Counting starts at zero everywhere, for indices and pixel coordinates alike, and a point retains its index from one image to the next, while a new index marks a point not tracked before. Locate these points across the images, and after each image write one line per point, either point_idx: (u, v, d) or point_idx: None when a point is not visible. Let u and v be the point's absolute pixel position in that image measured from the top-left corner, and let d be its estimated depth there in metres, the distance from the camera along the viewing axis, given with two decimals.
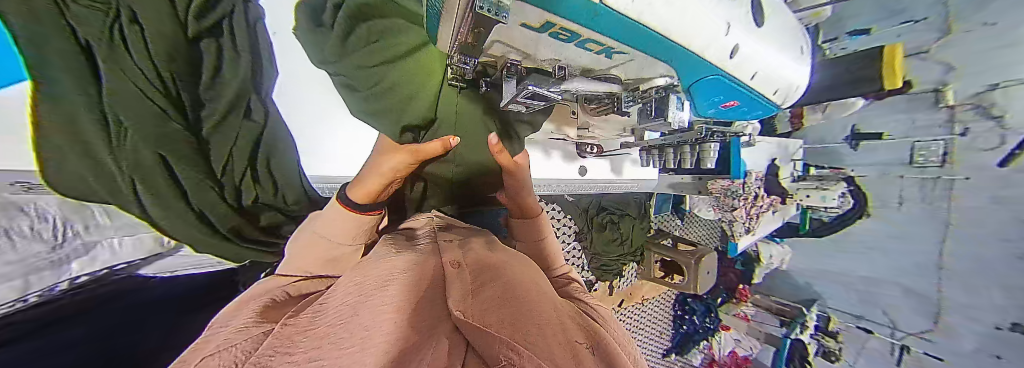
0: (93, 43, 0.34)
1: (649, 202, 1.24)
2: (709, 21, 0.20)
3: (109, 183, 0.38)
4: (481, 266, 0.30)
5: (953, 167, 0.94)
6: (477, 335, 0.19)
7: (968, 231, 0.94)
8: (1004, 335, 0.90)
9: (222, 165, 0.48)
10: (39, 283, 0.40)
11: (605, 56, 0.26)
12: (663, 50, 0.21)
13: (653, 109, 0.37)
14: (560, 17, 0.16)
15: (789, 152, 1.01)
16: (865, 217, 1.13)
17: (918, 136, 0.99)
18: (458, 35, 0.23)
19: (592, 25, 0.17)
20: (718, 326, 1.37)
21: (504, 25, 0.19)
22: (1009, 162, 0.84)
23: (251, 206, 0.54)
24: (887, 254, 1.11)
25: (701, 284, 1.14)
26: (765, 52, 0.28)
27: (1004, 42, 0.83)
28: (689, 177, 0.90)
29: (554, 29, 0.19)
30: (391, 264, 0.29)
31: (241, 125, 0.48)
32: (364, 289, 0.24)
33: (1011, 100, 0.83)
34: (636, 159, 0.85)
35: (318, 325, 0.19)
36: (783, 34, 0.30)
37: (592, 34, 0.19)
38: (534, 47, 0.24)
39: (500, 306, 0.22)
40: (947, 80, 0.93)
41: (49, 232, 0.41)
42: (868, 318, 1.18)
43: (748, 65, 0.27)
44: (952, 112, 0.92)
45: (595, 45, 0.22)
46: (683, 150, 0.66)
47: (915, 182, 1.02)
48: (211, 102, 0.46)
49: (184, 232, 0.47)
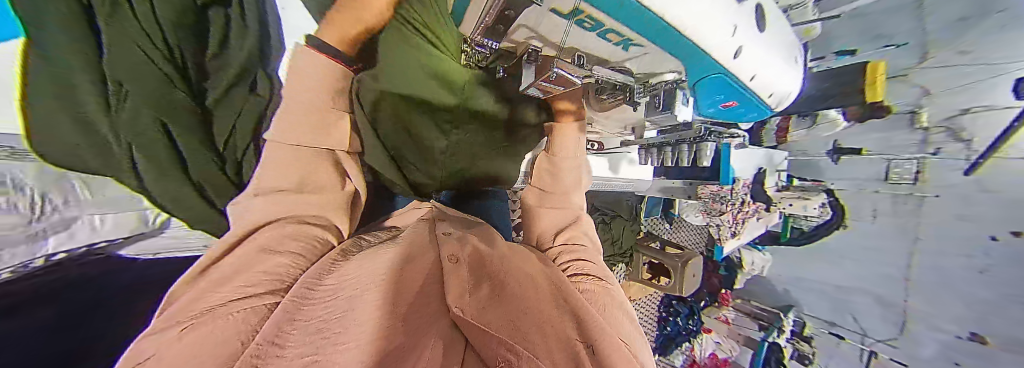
0: (93, 2, 0.39)
1: (640, 205, 1.26)
2: (719, 21, 0.21)
3: (99, 149, 0.44)
4: (477, 263, 0.30)
5: (923, 184, 1.01)
6: (476, 332, 0.20)
7: (934, 246, 1.01)
8: (962, 343, 0.99)
9: (224, 141, 0.53)
10: (15, 257, 0.45)
11: (621, 48, 0.27)
12: (672, 44, 0.22)
13: (661, 102, 0.37)
14: (590, 6, 0.17)
15: (774, 162, 1.06)
16: (841, 229, 1.19)
17: (893, 154, 1.05)
18: (484, 18, 0.24)
19: (618, 16, 0.18)
20: (701, 328, 1.42)
21: (535, 8, 0.19)
22: (974, 171, 0.90)
23: (251, 183, 0.58)
24: (860, 263, 1.17)
25: (686, 285, 1.17)
26: (766, 59, 0.30)
27: (972, 70, 0.89)
28: (680, 181, 0.90)
29: (581, 17, 0.20)
30: (390, 257, 0.30)
31: (244, 100, 0.55)
32: (361, 283, 0.24)
33: (976, 126, 0.89)
34: (634, 159, 0.87)
35: (318, 317, 0.20)
36: (779, 39, 0.32)
37: (615, 24, 0.20)
38: (556, 34, 0.24)
39: (497, 307, 0.23)
40: (921, 103, 0.98)
41: (24, 204, 0.47)
42: (840, 324, 1.25)
43: (749, 68, 0.28)
44: (925, 134, 0.98)
45: (614, 36, 0.23)
46: (681, 150, 0.72)
47: (888, 196, 1.08)
48: (215, 75, 0.51)
49: (173, 197, 0.50)
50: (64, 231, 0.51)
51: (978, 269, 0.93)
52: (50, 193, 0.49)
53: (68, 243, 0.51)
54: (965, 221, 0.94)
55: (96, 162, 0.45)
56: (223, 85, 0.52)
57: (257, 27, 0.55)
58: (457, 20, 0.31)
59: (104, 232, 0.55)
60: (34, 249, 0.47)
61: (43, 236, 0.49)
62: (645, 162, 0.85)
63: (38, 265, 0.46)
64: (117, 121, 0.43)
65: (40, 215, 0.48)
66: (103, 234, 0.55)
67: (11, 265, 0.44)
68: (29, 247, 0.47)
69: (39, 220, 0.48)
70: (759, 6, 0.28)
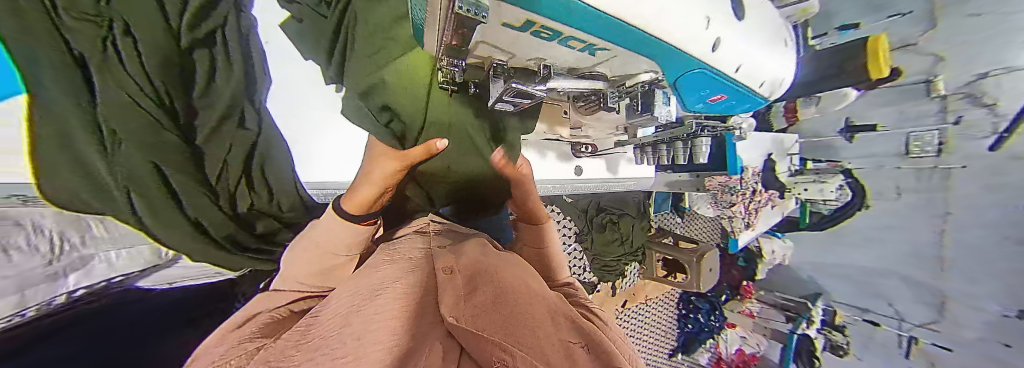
0: (84, 53, 0.35)
1: (648, 201, 1.24)
2: (688, 15, 0.20)
3: (103, 202, 0.40)
4: (472, 271, 0.30)
5: (947, 156, 0.95)
6: (472, 340, 0.19)
7: (965, 220, 0.94)
8: (1009, 322, 0.90)
9: (216, 176, 0.50)
10: (35, 297, 0.39)
11: (588, 54, 0.27)
12: (642, 45, 0.21)
13: (640, 105, 0.39)
14: (541, 16, 0.17)
15: (784, 147, 1.02)
16: (863, 210, 1.14)
17: (911, 127, 1.00)
18: (443, 38, 0.24)
19: (570, 22, 0.17)
20: (724, 324, 1.36)
21: (486, 25, 0.20)
22: (1000, 146, 0.85)
23: (247, 213, 0.56)
24: (888, 244, 1.11)
25: (704, 281, 1.13)
26: (751, 47, 0.29)
27: (996, 29, 0.83)
28: (686, 174, 0.90)
29: (536, 28, 0.19)
30: (387, 273, 0.29)
31: (235, 133, 0.51)
32: (357, 301, 0.24)
33: (999, 89, 0.84)
34: (631, 158, 0.85)
35: (312, 337, 0.20)
36: (765, 26, 0.30)
37: (573, 31, 0.20)
38: (517, 46, 0.24)
39: (492, 310, 0.22)
40: (936, 71, 0.93)
41: (46, 245, 0.40)
42: (875, 310, 1.17)
43: (732, 58, 0.27)
44: (943, 102, 0.93)
45: (577, 43, 0.23)
46: (675, 147, 0.65)
47: (911, 172, 1.02)
48: (205, 110, 0.49)
49: (176, 239, 0.47)
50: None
51: (1017, 241, 0.85)
52: (66, 231, 0.43)
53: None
54: (996, 191, 0.87)
55: (100, 205, 0.39)
56: (214, 117, 0.49)
57: (240, 55, 0.51)
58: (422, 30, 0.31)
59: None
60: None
61: (62, 274, 0.43)
62: (642, 160, 0.81)
63: (60, 305, 0.47)
64: (117, 166, 0.39)
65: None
66: (118, 268, 0.49)
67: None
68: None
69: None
70: None
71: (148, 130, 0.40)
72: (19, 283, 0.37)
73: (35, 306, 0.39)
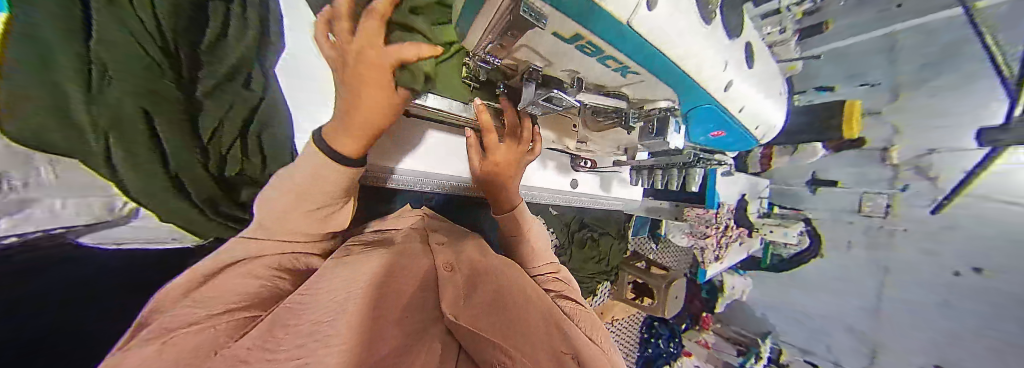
0: None
1: (628, 223, 1.28)
2: (712, 56, 0.24)
3: (78, 148, 0.27)
4: (470, 270, 0.31)
5: (894, 218, 1.06)
6: (472, 338, 0.21)
7: (900, 278, 1.06)
8: None
9: (210, 132, 0.39)
10: None
11: (620, 75, 0.29)
12: (668, 73, 0.24)
13: (654, 128, 0.42)
14: (590, 32, 0.19)
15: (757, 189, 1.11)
16: (818, 257, 1.24)
17: (866, 188, 1.10)
18: (490, 36, 0.26)
19: (617, 43, 0.20)
20: (681, 351, 1.38)
21: (537, 33, 0.21)
22: (940, 209, 0.98)
23: (233, 179, 0.44)
24: (835, 292, 1.21)
25: (669, 307, 1.18)
26: (753, 94, 0.32)
27: (946, 115, 0.94)
28: (667, 203, 0.94)
29: (582, 43, 0.21)
30: (384, 259, 0.29)
31: (237, 94, 0.41)
32: (361, 285, 0.24)
33: (940, 163, 0.97)
34: (625, 178, 0.88)
35: (308, 320, 0.20)
36: (767, 77, 0.34)
37: (614, 52, 0.22)
38: (559, 58, 0.26)
39: (491, 312, 0.24)
40: (893, 140, 1.04)
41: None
42: (814, 352, 1.28)
43: (739, 101, 0.31)
44: (896, 170, 1.05)
45: (614, 63, 0.25)
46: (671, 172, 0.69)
47: (862, 228, 1.13)
48: (209, 66, 0.38)
49: (166, 206, 0.37)
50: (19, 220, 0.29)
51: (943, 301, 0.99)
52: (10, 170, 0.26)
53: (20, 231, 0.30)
54: (930, 256, 1.00)
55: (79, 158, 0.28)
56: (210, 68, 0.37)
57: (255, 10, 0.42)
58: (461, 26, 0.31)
59: (61, 219, 0.33)
60: None
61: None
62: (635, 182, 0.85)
63: None
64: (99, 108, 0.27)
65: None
66: (56, 223, 0.33)
67: None
68: None
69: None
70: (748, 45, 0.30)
71: (148, 72, 0.30)
72: None
73: None
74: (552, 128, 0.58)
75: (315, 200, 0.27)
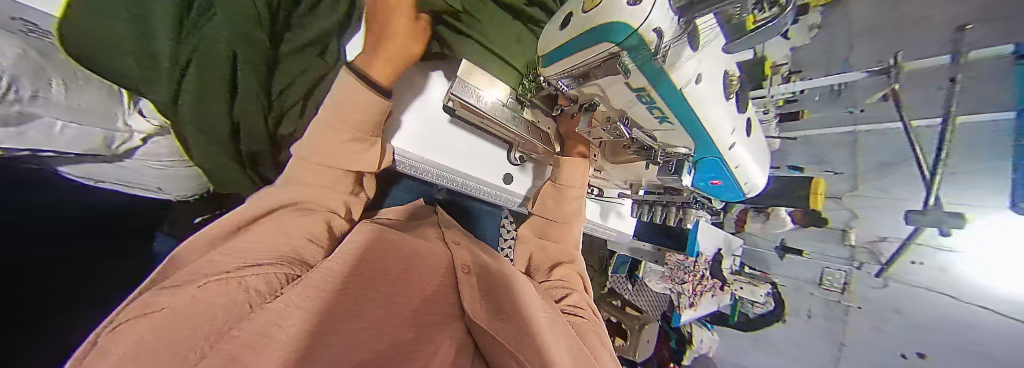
0: None
1: (609, 261, 1.31)
2: (717, 116, 0.37)
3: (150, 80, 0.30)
4: (482, 273, 0.39)
5: (851, 295, 1.09)
6: (486, 335, 0.29)
7: (853, 355, 1.13)
8: None
9: (281, 88, 0.42)
10: None
11: (658, 122, 0.39)
12: (693, 119, 0.36)
13: (674, 167, 0.50)
14: (654, 89, 0.31)
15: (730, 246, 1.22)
16: (780, 322, 1.28)
17: (827, 262, 1.11)
18: (575, 74, 0.36)
19: (668, 95, 0.32)
20: None
21: (615, 81, 0.34)
22: (884, 273, 1.00)
23: (288, 136, 0.48)
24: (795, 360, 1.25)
25: (640, 351, 1.18)
26: (745, 154, 0.45)
27: None
28: (650, 246, 1.06)
29: (643, 94, 0.33)
30: (422, 251, 0.37)
31: (313, 61, 0.43)
32: (385, 281, 0.29)
33: None
34: (621, 213, 0.93)
35: (368, 303, 0.25)
36: (755, 145, 0.47)
37: (661, 103, 0.34)
38: (618, 100, 0.38)
39: (500, 314, 0.32)
40: None
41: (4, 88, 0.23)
42: None
43: (734, 158, 0.44)
44: None
45: (658, 112, 0.36)
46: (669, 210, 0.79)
47: (822, 300, 1.17)
48: (299, 29, 0.40)
49: (205, 147, 0.39)
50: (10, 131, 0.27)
51: None
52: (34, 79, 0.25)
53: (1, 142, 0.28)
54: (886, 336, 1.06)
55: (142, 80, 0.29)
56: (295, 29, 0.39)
57: None
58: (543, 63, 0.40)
59: (53, 141, 0.31)
60: None
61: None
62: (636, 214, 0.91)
63: None
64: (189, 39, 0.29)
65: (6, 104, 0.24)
66: (44, 144, 0.31)
67: None
68: None
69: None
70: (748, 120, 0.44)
71: (249, 22, 0.32)
72: None
73: None
74: None
75: (347, 130, 0.37)
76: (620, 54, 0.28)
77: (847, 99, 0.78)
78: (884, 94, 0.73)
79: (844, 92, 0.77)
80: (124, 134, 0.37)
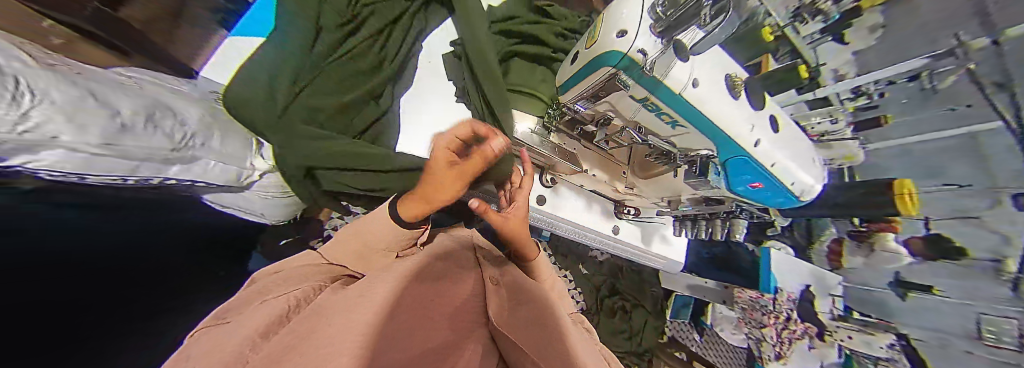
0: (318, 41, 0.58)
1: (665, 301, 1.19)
2: (725, 115, 0.39)
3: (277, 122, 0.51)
4: (509, 288, 0.40)
5: None
6: (506, 343, 0.28)
7: None
8: None
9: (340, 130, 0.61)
10: (142, 170, 0.47)
11: (669, 126, 0.44)
12: (700, 121, 0.39)
13: (697, 169, 0.50)
14: (653, 96, 0.38)
15: (827, 284, 0.97)
16: None
17: (977, 303, 0.69)
18: (589, 91, 0.44)
19: (669, 100, 0.38)
20: None
21: (621, 95, 0.41)
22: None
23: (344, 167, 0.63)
24: None
25: None
26: (779, 152, 0.43)
27: None
28: (714, 283, 1.06)
29: (646, 101, 0.40)
30: (452, 270, 0.40)
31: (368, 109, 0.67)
32: (422, 288, 0.32)
33: None
34: (667, 236, 0.85)
35: (403, 297, 0.29)
36: (791, 143, 0.45)
37: (666, 108, 0.39)
38: (628, 110, 0.45)
39: (523, 325, 0.31)
40: None
41: (175, 136, 0.49)
42: None
43: (767, 156, 0.42)
44: None
45: (665, 117, 0.42)
46: (715, 223, 0.70)
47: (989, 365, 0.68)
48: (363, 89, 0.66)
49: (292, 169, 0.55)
50: (188, 164, 0.53)
51: None
52: (198, 135, 0.54)
53: (182, 173, 0.53)
54: None
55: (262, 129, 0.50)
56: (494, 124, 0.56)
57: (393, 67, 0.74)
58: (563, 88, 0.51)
59: (207, 175, 0.57)
60: (162, 169, 0.50)
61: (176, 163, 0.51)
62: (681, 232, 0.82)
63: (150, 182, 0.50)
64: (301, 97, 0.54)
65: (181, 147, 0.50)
66: (207, 177, 0.57)
67: (139, 177, 0.48)
68: (158, 168, 0.49)
69: (178, 151, 0.50)
70: (773, 116, 0.44)
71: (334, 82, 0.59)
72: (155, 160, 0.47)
73: (147, 178, 0.49)
74: (603, 169, 0.67)
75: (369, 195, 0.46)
76: (617, 71, 0.36)
77: (945, 98, 0.63)
78: (959, 78, 0.60)
79: (940, 91, 0.63)
80: (249, 171, 0.64)
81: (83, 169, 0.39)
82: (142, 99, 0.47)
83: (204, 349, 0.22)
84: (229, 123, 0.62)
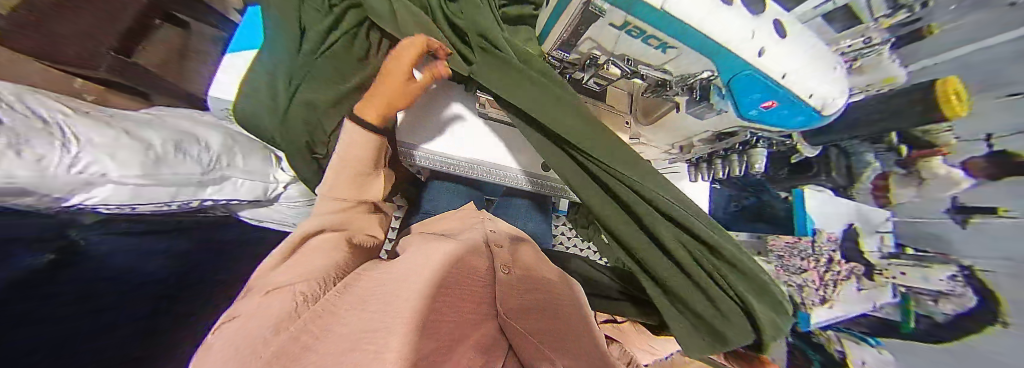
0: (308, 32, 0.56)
1: None
2: (728, 27, 0.37)
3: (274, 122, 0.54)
4: (519, 274, 0.39)
5: None
6: (521, 336, 0.28)
7: None
8: None
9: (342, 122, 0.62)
10: (182, 195, 0.52)
11: (662, 51, 0.44)
12: (688, 37, 0.38)
13: (699, 95, 0.52)
14: (633, 18, 0.37)
15: (873, 223, 0.90)
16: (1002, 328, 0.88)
17: None
18: (570, 28, 0.47)
19: (654, 22, 0.36)
20: None
21: (601, 24, 0.42)
22: None
23: None
24: None
25: None
26: (790, 59, 0.41)
27: None
28: (745, 234, 1.08)
29: (629, 27, 0.40)
30: (461, 259, 0.36)
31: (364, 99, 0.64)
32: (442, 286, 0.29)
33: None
34: (684, 189, 0.83)
35: (419, 294, 0.26)
36: (804, 49, 0.42)
37: (652, 31, 0.39)
38: (613, 45, 0.46)
39: (536, 315, 0.32)
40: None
41: (202, 160, 0.53)
42: None
43: (776, 67, 0.40)
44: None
45: (654, 41, 0.41)
46: (731, 159, 0.67)
47: None
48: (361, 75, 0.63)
49: (302, 170, 0.60)
50: (219, 185, 0.57)
51: None
52: (223, 156, 0.58)
53: (217, 194, 0.58)
54: None
55: (269, 126, 0.55)
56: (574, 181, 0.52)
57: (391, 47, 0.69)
58: (550, 31, 0.55)
59: (239, 193, 0.62)
60: (197, 193, 0.54)
61: (210, 185, 0.56)
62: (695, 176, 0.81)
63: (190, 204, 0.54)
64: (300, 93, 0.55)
65: (210, 168, 0.54)
66: (238, 195, 0.62)
67: (180, 201, 0.53)
68: (195, 191, 0.54)
69: (209, 173, 0.54)
70: (778, 21, 0.40)
71: (327, 75, 0.58)
72: (188, 186, 0.51)
73: (189, 200, 0.54)
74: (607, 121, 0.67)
75: (355, 163, 0.46)
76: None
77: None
78: None
79: None
80: (273, 184, 0.68)
81: (135, 199, 0.45)
82: (173, 131, 0.52)
83: (221, 345, 0.22)
84: (246, 142, 0.65)
